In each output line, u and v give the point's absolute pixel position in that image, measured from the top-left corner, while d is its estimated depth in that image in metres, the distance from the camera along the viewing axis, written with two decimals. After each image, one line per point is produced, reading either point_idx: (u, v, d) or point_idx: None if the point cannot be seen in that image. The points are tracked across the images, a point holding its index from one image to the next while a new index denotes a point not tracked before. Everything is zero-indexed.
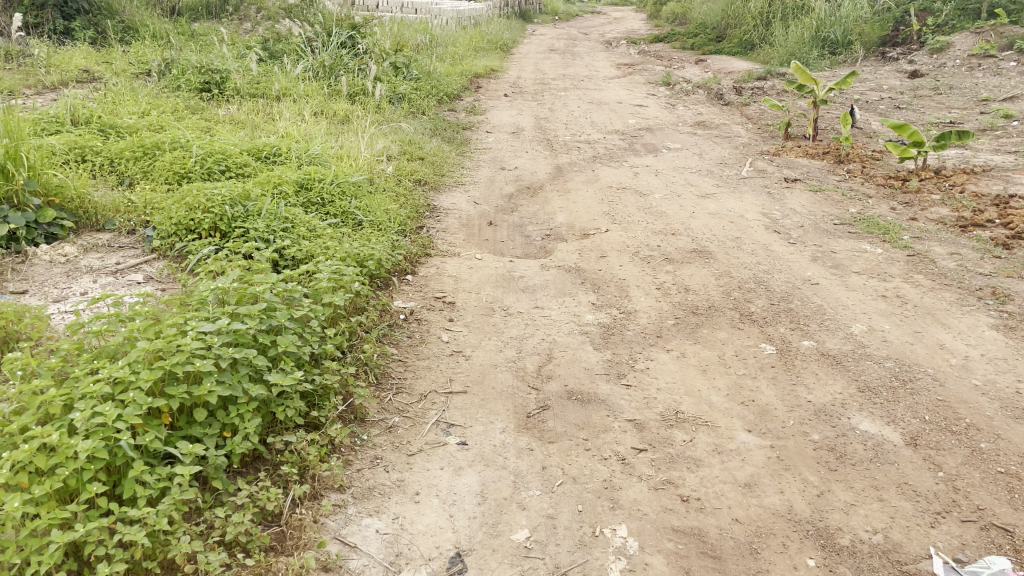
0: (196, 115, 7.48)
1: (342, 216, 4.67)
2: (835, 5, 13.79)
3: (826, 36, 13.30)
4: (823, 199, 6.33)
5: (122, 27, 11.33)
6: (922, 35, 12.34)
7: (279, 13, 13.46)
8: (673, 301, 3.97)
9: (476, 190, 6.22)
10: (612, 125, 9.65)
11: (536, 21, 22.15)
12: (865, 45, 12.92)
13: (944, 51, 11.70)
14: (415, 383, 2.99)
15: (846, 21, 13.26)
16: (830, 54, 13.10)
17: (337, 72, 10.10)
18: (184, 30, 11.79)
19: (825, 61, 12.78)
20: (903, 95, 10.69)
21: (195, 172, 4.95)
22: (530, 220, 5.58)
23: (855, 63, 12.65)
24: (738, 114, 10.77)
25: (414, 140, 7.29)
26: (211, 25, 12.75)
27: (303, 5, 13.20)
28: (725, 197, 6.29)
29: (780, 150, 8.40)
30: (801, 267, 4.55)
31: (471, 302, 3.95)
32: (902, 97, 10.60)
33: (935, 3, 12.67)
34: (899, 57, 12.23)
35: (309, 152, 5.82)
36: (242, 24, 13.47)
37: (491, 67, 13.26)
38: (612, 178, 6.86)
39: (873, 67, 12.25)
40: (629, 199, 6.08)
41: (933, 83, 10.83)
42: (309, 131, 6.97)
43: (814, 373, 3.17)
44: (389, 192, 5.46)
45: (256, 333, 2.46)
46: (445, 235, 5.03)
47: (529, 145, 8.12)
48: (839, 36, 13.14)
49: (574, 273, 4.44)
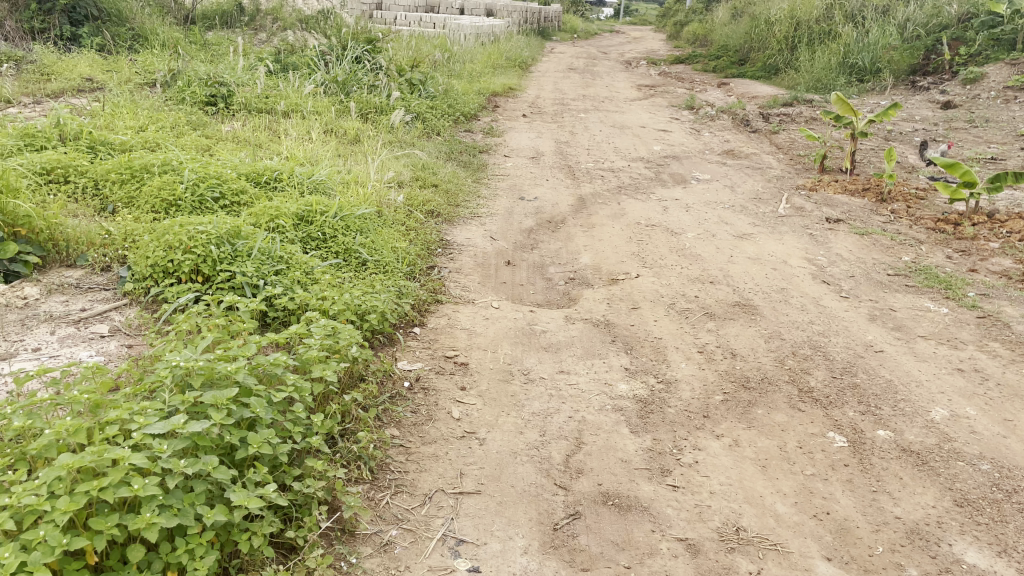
0: (197, 132, 7.06)
1: (345, 256, 4.20)
2: (863, 32, 13.32)
3: (853, 63, 12.82)
4: (870, 244, 5.81)
5: (131, 34, 10.96)
6: (954, 64, 11.81)
7: (295, 25, 13.08)
8: (719, 371, 3.45)
9: (493, 223, 5.73)
10: (637, 152, 9.17)
11: (556, 38, 21.78)
12: (894, 72, 12.41)
13: (977, 82, 11.15)
14: (419, 478, 2.49)
15: (875, 47, 12.78)
16: (858, 82, 12.60)
17: (350, 88, 9.68)
18: (196, 40, 11.41)
19: (853, 88, 12.29)
20: (937, 127, 10.18)
21: (185, 200, 4.50)
22: (552, 261, 5.08)
23: (884, 91, 12.12)
24: (766, 142, 10.27)
25: (428, 165, 6.82)
26: (224, 35, 12.39)
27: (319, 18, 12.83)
28: (763, 238, 5.78)
29: (816, 184, 7.89)
30: (860, 330, 4.02)
31: (487, 364, 3.43)
32: (937, 129, 10.09)
33: (968, 31, 12.15)
34: (930, 87, 11.69)
35: (314, 179, 5.36)
36: (257, 35, 13.12)
37: (509, 86, 12.83)
38: (639, 212, 6.36)
39: (904, 96, 11.74)
40: (659, 238, 5.58)
41: (968, 115, 10.32)
42: (316, 154, 6.52)
43: (898, 478, 2.65)
44: (398, 226, 4.99)
45: (221, 432, 1.98)
46: (459, 278, 4.53)
47: (549, 172, 7.65)
48: (868, 63, 12.65)
49: (603, 329, 3.92)
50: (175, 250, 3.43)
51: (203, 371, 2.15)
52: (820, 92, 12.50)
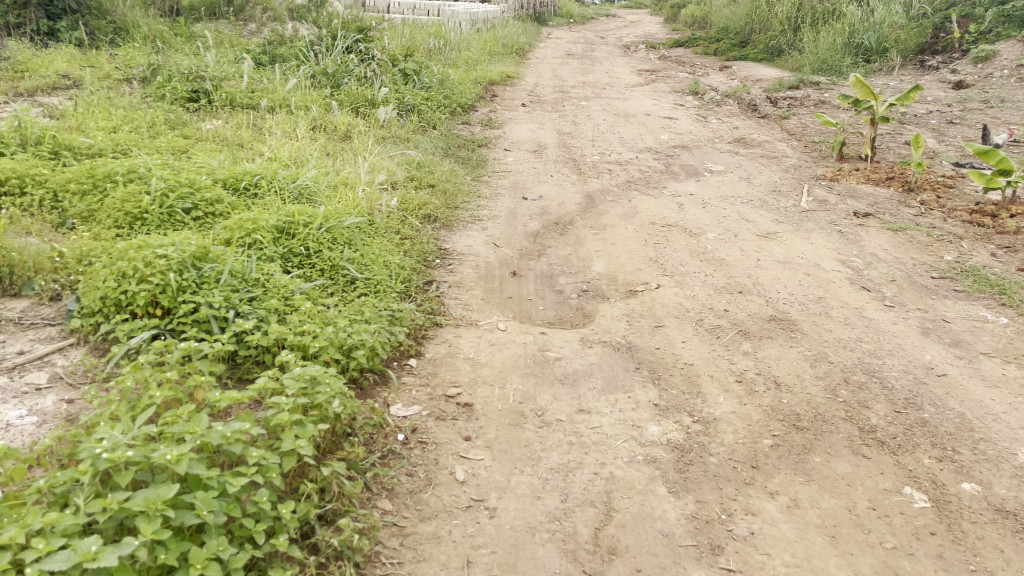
0: (176, 132, 6.57)
1: (332, 273, 3.73)
2: (869, 11, 12.79)
3: (859, 43, 12.27)
4: (906, 241, 5.33)
5: (111, 26, 10.42)
6: (964, 43, 11.31)
7: (284, 14, 12.53)
8: (764, 406, 2.97)
9: (495, 227, 5.24)
10: (644, 142, 8.68)
11: (551, 23, 21.21)
12: (902, 52, 11.87)
13: (989, 60, 10.64)
14: (416, 571, 2.03)
15: (880, 26, 12.24)
16: (864, 62, 12.07)
17: (340, 80, 9.18)
18: (180, 32, 10.89)
19: (860, 69, 11.78)
20: (952, 107, 9.69)
21: (152, 214, 4.01)
22: (561, 270, 4.60)
23: (892, 71, 11.57)
24: (778, 128, 9.77)
25: (423, 163, 6.33)
26: (211, 27, 11.86)
27: (309, 6, 12.29)
28: (790, 237, 5.30)
29: (837, 174, 7.41)
30: (915, 347, 3.56)
31: (494, 404, 2.96)
32: (952, 110, 9.60)
33: (978, 7, 11.64)
34: (940, 66, 11.16)
35: (298, 184, 4.88)
36: (246, 26, 12.60)
37: (507, 74, 12.31)
38: (652, 210, 5.88)
39: (913, 75, 11.19)
40: (677, 240, 5.10)
41: (983, 95, 9.82)
42: (302, 153, 6.03)
43: (998, 552, 2.22)
44: (391, 235, 4.51)
45: (148, 555, 1.57)
46: (460, 293, 4.05)
47: (553, 167, 7.16)
48: (874, 43, 12.08)
49: (625, 353, 3.44)
50: (128, 278, 2.94)
51: (136, 461, 1.74)
52: (828, 73, 11.98)
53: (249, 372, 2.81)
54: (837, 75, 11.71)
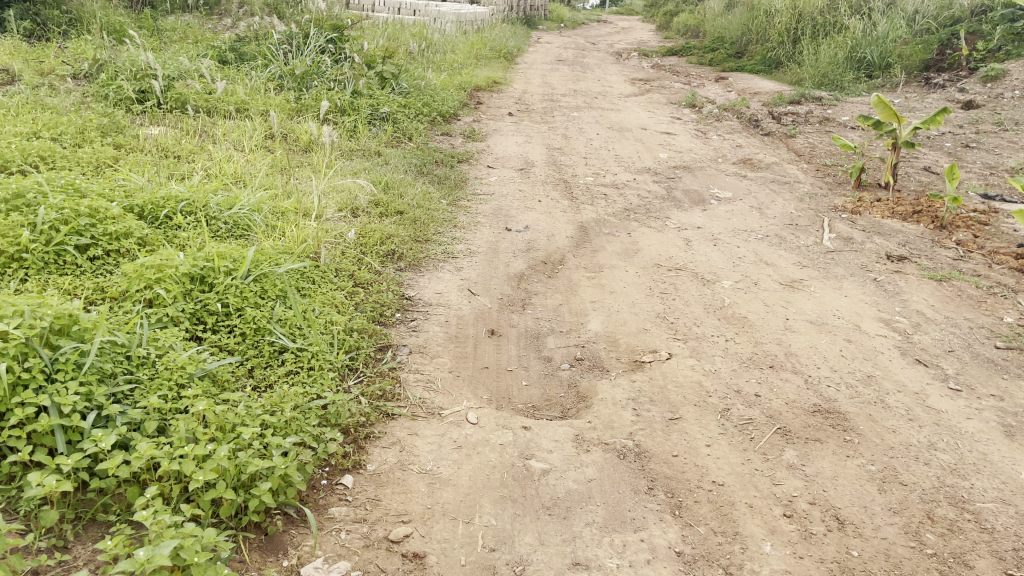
0: (109, 140, 5.71)
1: (255, 341, 2.91)
2: (871, 24, 12.10)
3: (861, 57, 11.56)
4: (952, 295, 4.56)
5: (66, 16, 9.52)
6: (972, 61, 10.50)
7: (260, 10, 11.71)
8: (827, 563, 2.19)
9: (471, 268, 4.40)
10: (641, 161, 7.89)
11: (543, 27, 20.45)
12: (906, 68, 11.17)
13: (999, 79, 9.88)
14: None
15: (884, 40, 11.52)
16: (866, 78, 11.39)
17: (310, 83, 8.35)
18: (145, 25, 10.03)
19: (862, 84, 11.08)
20: (964, 128, 8.98)
21: (33, 254, 3.17)
22: (548, 328, 3.78)
23: (895, 87, 10.86)
24: (784, 147, 9.00)
25: (392, 184, 5.50)
26: (180, 21, 11.00)
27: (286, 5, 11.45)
28: (819, 287, 4.51)
29: (858, 205, 6.63)
30: (1006, 457, 2.78)
31: (456, 554, 2.13)
32: (965, 131, 8.90)
33: (985, 24, 10.78)
34: (946, 84, 10.37)
35: (233, 211, 4.06)
36: (221, 21, 11.73)
37: (494, 80, 11.52)
38: (655, 247, 5.07)
39: (917, 93, 10.43)
40: (688, 289, 4.29)
41: (996, 115, 9.10)
42: (249, 173, 5.21)
43: None
44: (341, 281, 3.67)
45: None
46: (424, 363, 3.22)
47: (540, 189, 6.35)
48: (876, 58, 11.39)
49: (633, 463, 2.62)
50: None
51: None
52: (829, 88, 11.26)
53: (104, 511, 1.98)
54: (842, 91, 10.96)
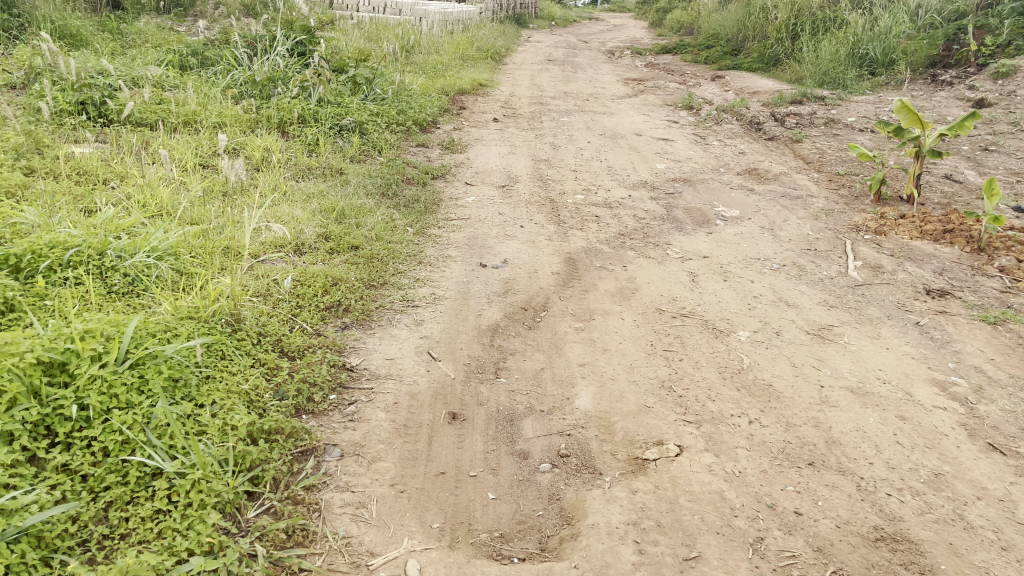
0: (24, 161, 4.92)
1: (117, 462, 2.17)
2: (872, 19, 11.33)
3: (863, 54, 10.78)
4: (1011, 343, 3.81)
5: (16, 19, 8.45)
6: (981, 56, 9.74)
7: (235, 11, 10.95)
8: None
9: (434, 320, 3.63)
10: (636, 173, 7.12)
11: (534, 26, 19.65)
12: (910, 65, 10.41)
13: (1011, 76, 9.11)
14: None
15: (886, 36, 10.76)
16: (869, 75, 10.62)
17: (270, 89, 7.55)
18: (107, 28, 9.27)
19: (865, 82, 10.32)
20: (980, 129, 8.23)
21: None
22: (526, 405, 2.99)
23: (900, 86, 10.09)
24: (791, 153, 8.24)
25: (348, 211, 4.71)
26: (149, 22, 10.23)
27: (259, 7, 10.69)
28: (853, 337, 3.76)
29: (882, 224, 5.86)
30: None
31: None
32: (981, 132, 8.14)
33: (994, 17, 10.03)
34: (954, 81, 9.62)
35: (135, 261, 3.28)
36: (194, 23, 10.97)
37: (479, 82, 10.74)
38: (656, 285, 4.30)
39: (925, 91, 9.69)
40: (698, 346, 3.51)
41: (1013, 113, 8.34)
42: (179, 202, 4.42)
43: None
44: (259, 354, 2.89)
45: None
46: (356, 474, 2.44)
47: (522, 211, 5.59)
48: (879, 54, 10.61)
49: None
50: None
51: None
52: (831, 86, 10.49)
53: None
54: (845, 89, 10.19)
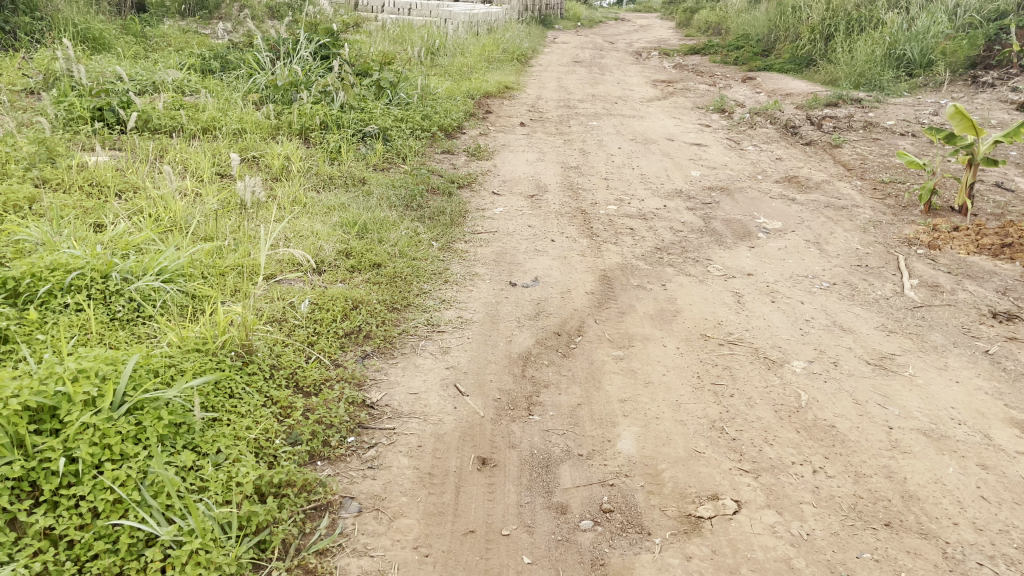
0: (36, 170, 4.73)
1: (108, 527, 1.93)
2: (909, 17, 10.91)
3: (900, 54, 10.37)
4: None
5: (38, 22, 8.25)
6: None
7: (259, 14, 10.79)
8: None
9: (461, 347, 3.36)
10: (671, 181, 6.81)
11: (560, 27, 19.35)
12: (951, 66, 9.99)
13: None
14: None
15: (925, 36, 10.34)
16: (907, 76, 10.20)
17: (290, 92, 7.33)
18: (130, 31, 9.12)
19: (903, 83, 9.91)
20: None
21: None
22: (563, 447, 2.71)
23: (940, 87, 9.68)
24: (830, 159, 7.88)
25: (370, 225, 4.46)
26: (173, 25, 10.08)
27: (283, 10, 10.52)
28: (917, 368, 3.44)
29: (936, 237, 5.50)
30: None
31: None
32: None
33: None
34: (997, 82, 9.21)
35: (142, 285, 3.05)
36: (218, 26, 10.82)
37: (505, 85, 10.47)
38: (699, 306, 4.01)
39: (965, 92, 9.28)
40: (749, 379, 3.21)
41: None
42: (193, 216, 4.20)
43: None
44: (272, 391, 2.64)
45: None
46: (375, 534, 2.18)
47: (552, 223, 5.31)
48: (917, 54, 10.20)
49: None
50: None
51: None
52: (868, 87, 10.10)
53: None
54: (883, 91, 9.79)
